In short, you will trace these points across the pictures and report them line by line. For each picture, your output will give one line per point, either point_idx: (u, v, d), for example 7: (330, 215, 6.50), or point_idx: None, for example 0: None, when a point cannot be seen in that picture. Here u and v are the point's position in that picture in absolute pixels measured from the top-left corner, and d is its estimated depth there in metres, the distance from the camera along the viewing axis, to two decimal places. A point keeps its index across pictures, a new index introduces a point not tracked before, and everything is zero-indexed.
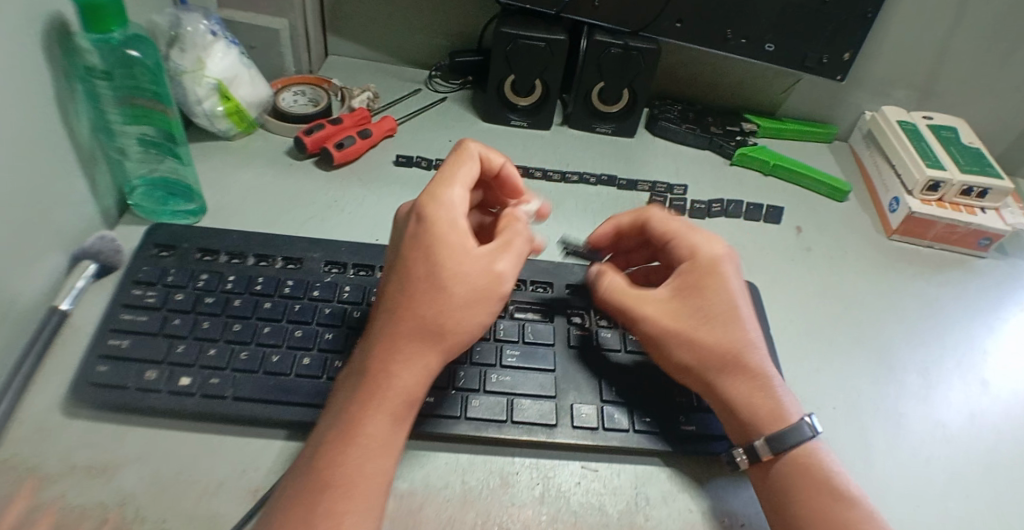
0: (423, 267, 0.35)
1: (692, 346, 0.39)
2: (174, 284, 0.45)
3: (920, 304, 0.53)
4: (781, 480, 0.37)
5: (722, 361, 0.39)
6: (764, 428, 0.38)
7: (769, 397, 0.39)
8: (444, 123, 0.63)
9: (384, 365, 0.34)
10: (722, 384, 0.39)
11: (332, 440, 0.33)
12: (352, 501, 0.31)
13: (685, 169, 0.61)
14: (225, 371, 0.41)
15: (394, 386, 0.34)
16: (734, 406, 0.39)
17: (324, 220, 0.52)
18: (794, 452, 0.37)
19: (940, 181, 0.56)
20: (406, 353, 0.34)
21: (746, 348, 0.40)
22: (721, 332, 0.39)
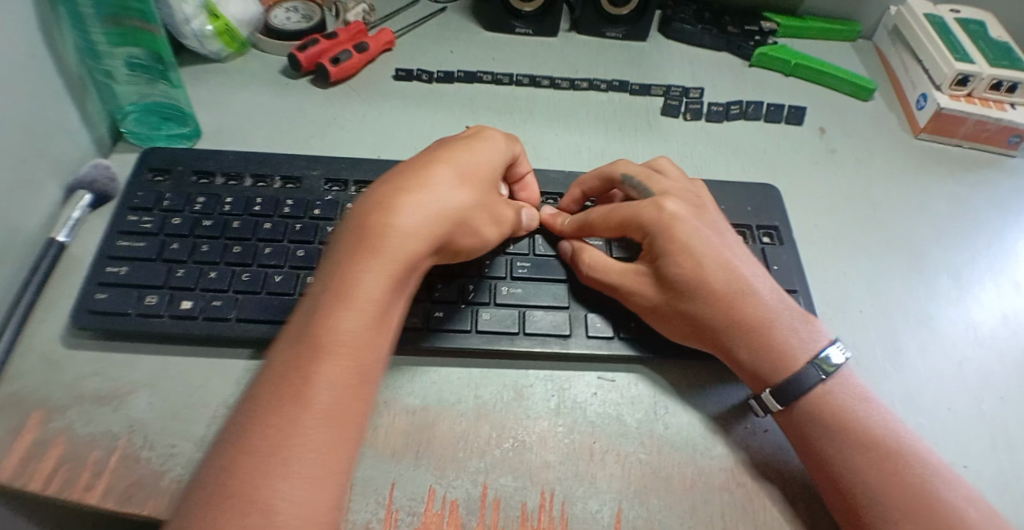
0: (458, 166, 0.37)
1: (683, 310, 0.38)
2: (170, 208, 0.43)
3: (951, 205, 0.51)
4: (807, 419, 0.35)
5: (717, 321, 0.37)
6: (774, 379, 0.36)
7: (780, 350, 0.36)
8: (446, 34, 0.59)
9: (423, 208, 0.34)
10: (724, 339, 0.37)
11: (351, 275, 0.31)
12: (369, 333, 0.31)
13: (702, 73, 0.58)
14: (227, 293, 0.40)
15: (404, 253, 0.33)
16: (740, 362, 0.37)
17: (325, 138, 0.50)
18: (808, 397, 0.35)
19: (970, 74, 0.52)
20: (420, 221, 0.34)
21: (742, 304, 0.37)
22: (711, 297, 0.37)
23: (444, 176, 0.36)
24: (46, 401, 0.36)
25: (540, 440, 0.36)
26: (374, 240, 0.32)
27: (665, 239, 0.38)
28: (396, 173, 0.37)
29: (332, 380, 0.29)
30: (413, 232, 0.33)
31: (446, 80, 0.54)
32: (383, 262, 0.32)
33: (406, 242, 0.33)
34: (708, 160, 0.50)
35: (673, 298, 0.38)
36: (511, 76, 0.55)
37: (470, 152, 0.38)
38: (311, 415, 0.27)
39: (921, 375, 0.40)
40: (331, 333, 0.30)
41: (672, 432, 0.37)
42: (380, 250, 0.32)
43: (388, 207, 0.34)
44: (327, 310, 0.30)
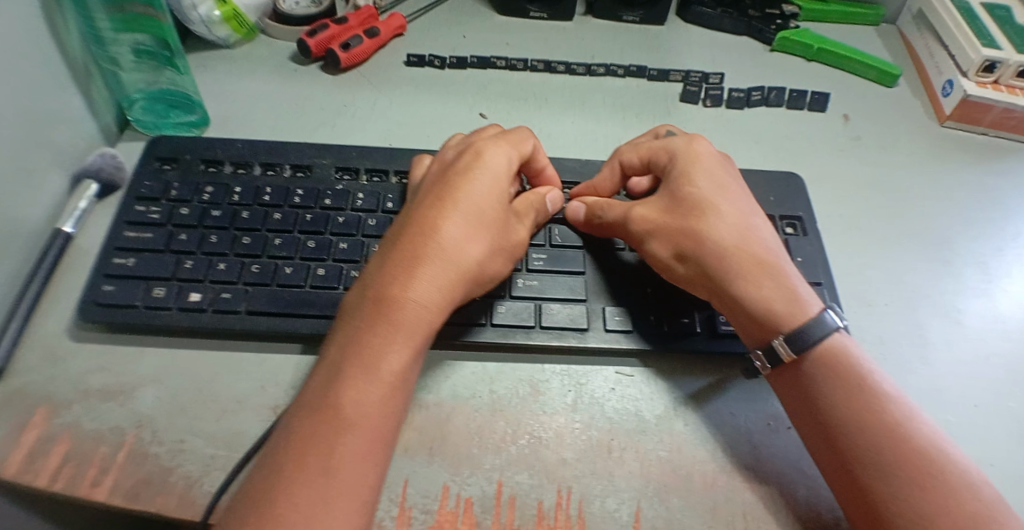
0: (471, 207, 0.36)
1: (688, 244, 0.37)
2: (178, 198, 0.42)
3: (980, 195, 0.49)
4: (811, 381, 0.34)
5: (724, 256, 0.36)
6: (785, 322, 0.35)
7: (787, 296, 0.35)
8: (458, 19, 0.57)
9: (436, 270, 0.33)
10: (724, 277, 0.36)
11: (367, 346, 0.31)
12: (413, 357, 0.32)
13: (722, 58, 0.56)
14: (236, 285, 0.39)
15: (419, 318, 0.32)
16: (744, 307, 0.36)
17: (335, 126, 0.49)
18: (818, 349, 0.34)
19: (997, 61, 0.50)
20: (432, 283, 0.33)
21: (748, 245, 0.37)
22: (719, 232, 0.37)
23: (477, 192, 0.36)
24: (55, 395, 0.36)
25: (556, 437, 0.35)
26: (388, 309, 0.32)
27: (690, 164, 0.39)
28: (425, 190, 0.37)
29: (380, 402, 0.30)
30: (452, 252, 0.34)
31: (458, 66, 0.53)
32: (427, 287, 0.33)
33: (420, 309, 0.33)
34: (728, 148, 0.48)
35: (682, 227, 0.37)
36: (525, 61, 0.53)
37: (484, 182, 0.36)
38: (362, 438, 0.29)
39: (949, 371, 0.39)
40: (377, 357, 0.31)
41: (692, 430, 0.36)
42: (423, 273, 0.33)
43: (406, 275, 0.33)
44: (373, 331, 0.32)
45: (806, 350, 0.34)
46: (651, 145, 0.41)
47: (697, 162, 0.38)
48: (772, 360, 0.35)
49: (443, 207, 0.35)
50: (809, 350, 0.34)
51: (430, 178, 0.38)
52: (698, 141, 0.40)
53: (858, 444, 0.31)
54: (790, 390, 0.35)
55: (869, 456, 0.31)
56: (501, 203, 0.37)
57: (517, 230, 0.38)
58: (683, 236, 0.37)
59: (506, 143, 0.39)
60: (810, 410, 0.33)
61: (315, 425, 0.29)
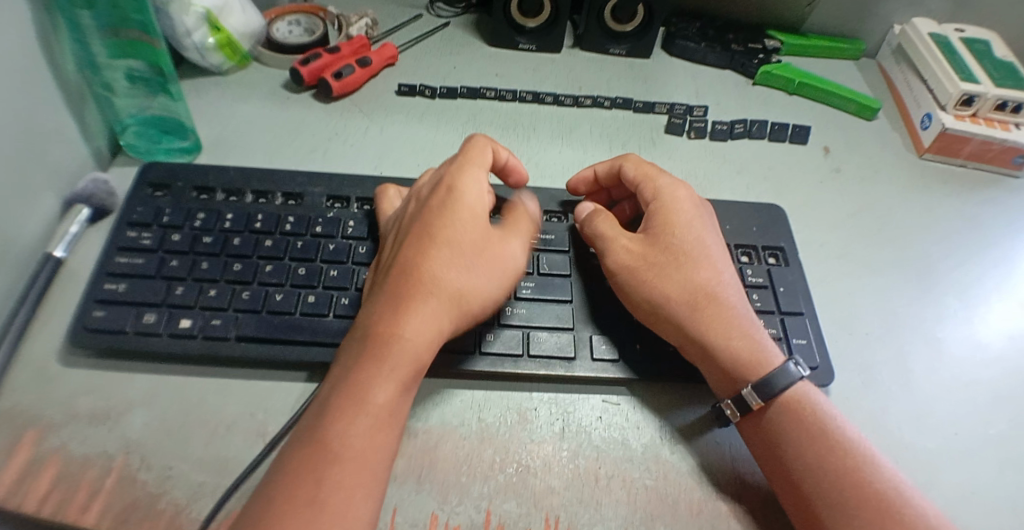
0: (450, 241, 0.36)
1: (668, 285, 0.38)
2: (170, 224, 0.43)
3: (957, 224, 0.50)
4: (778, 426, 0.35)
5: (694, 302, 0.38)
6: (750, 373, 0.36)
7: (751, 345, 0.37)
8: (450, 48, 0.55)
9: (423, 306, 0.34)
10: (694, 326, 0.37)
11: (356, 382, 0.32)
12: (401, 389, 0.32)
13: (707, 90, 0.55)
14: (226, 311, 0.39)
15: (404, 349, 0.33)
16: (712, 354, 0.37)
17: (327, 153, 0.48)
18: (783, 397, 0.35)
19: (975, 94, 0.51)
20: (419, 318, 0.34)
21: (715, 291, 0.38)
22: (688, 275, 0.39)
23: (459, 226, 0.37)
24: (41, 419, 0.36)
25: (544, 465, 0.36)
26: (378, 345, 0.33)
27: (670, 208, 0.41)
28: (404, 228, 0.38)
29: (368, 436, 0.30)
30: (441, 286, 0.35)
31: (449, 96, 0.52)
32: (416, 321, 0.34)
33: (409, 342, 0.33)
34: (713, 179, 0.49)
35: (666, 262, 0.39)
36: (516, 92, 0.53)
37: (462, 217, 0.37)
38: (349, 470, 0.29)
39: (927, 394, 0.40)
40: (365, 395, 0.31)
41: (677, 458, 0.37)
42: (412, 310, 0.34)
43: (396, 314, 0.34)
44: (362, 367, 0.32)
45: (772, 398, 0.35)
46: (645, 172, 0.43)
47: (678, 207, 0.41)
48: (740, 406, 0.36)
49: (425, 243, 0.36)
50: (775, 397, 0.35)
51: (408, 216, 0.39)
52: (681, 183, 0.43)
53: (822, 482, 0.32)
54: (754, 433, 0.35)
55: (827, 501, 0.32)
56: (482, 232, 0.37)
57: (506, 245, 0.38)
58: (659, 273, 0.39)
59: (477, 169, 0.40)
60: (777, 456, 0.34)
61: (309, 469, 0.29)
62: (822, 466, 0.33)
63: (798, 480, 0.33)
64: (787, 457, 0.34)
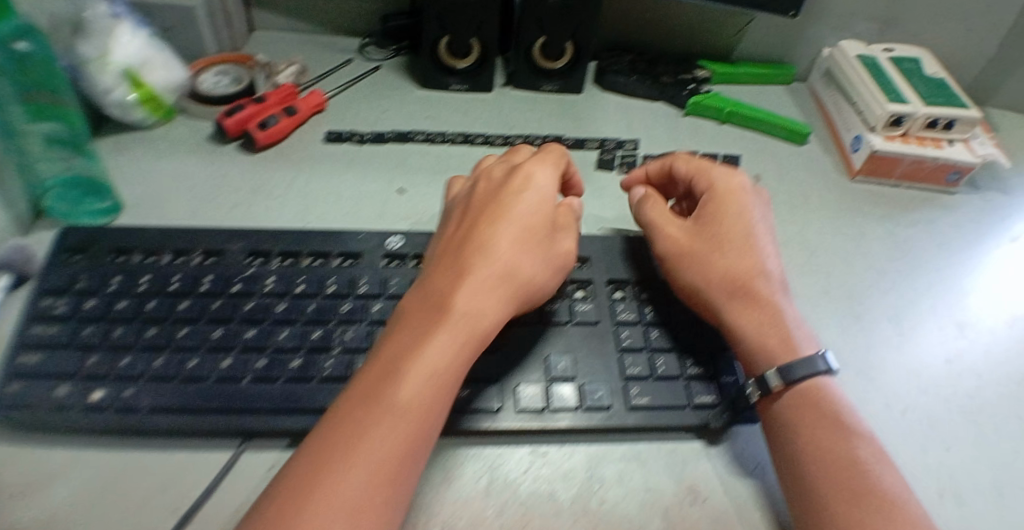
0: (484, 252, 0.35)
1: (706, 273, 0.40)
2: (85, 290, 0.41)
3: (890, 246, 0.51)
4: (792, 411, 0.35)
5: (728, 289, 0.39)
6: (780, 356, 0.37)
7: (781, 333, 0.38)
8: (380, 92, 0.56)
9: (455, 326, 0.32)
10: (721, 310, 0.39)
11: (377, 402, 0.29)
12: (427, 414, 0.30)
13: (638, 122, 0.56)
14: (139, 380, 0.38)
15: (432, 369, 0.31)
16: (742, 337, 0.38)
17: (251, 207, 0.47)
18: (804, 382, 0.36)
19: (904, 115, 0.51)
20: (447, 337, 0.32)
21: (755, 277, 0.40)
22: (730, 259, 0.40)
23: (499, 240, 0.36)
24: None
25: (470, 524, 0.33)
26: (405, 362, 0.30)
27: (722, 198, 0.43)
28: (459, 234, 0.37)
29: (379, 462, 0.28)
30: (473, 306, 0.33)
31: (378, 140, 0.52)
32: (445, 340, 0.32)
33: (437, 364, 0.31)
34: None
35: (705, 250, 0.41)
36: (445, 134, 0.53)
37: (512, 229, 0.37)
38: (332, 503, 0.26)
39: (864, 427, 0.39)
40: (388, 416, 0.29)
41: (608, 508, 0.35)
42: (442, 329, 0.32)
43: (427, 332, 0.32)
44: (386, 387, 0.30)
45: (792, 383, 0.36)
46: (699, 165, 0.45)
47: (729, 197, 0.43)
48: (762, 386, 0.36)
49: (465, 263, 0.35)
50: (797, 381, 0.36)
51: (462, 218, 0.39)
52: (736, 173, 0.44)
53: (818, 470, 0.32)
54: (770, 415, 0.36)
55: (818, 478, 0.32)
56: (518, 245, 0.36)
57: (529, 264, 0.36)
58: (701, 257, 0.40)
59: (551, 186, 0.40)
60: (788, 439, 0.35)
61: (291, 501, 0.26)
62: (825, 450, 0.33)
63: (802, 464, 0.33)
64: (797, 434, 0.34)
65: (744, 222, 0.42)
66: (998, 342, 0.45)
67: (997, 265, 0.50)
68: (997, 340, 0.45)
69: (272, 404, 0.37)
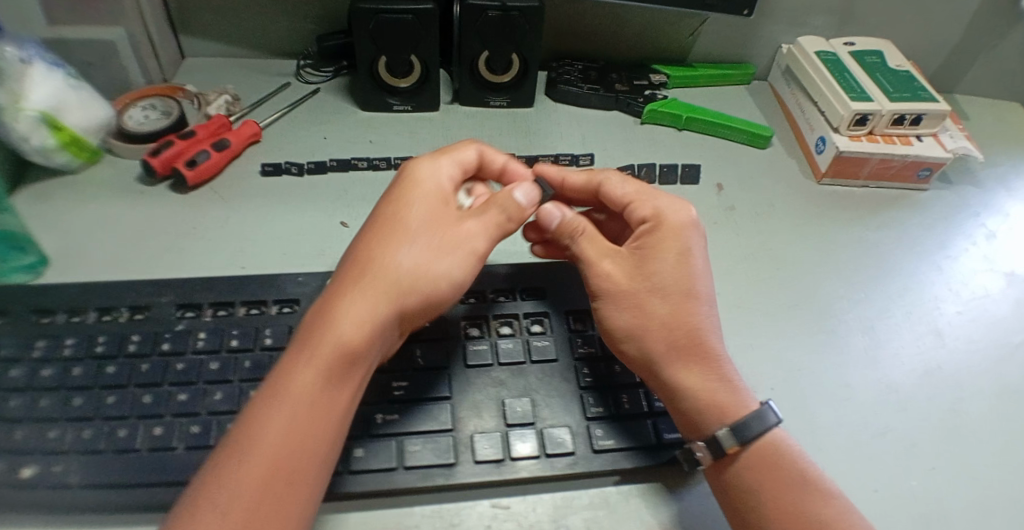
0: (398, 224, 0.34)
1: (640, 325, 0.36)
2: (7, 358, 0.37)
3: (861, 250, 0.49)
4: (749, 473, 0.32)
5: (666, 343, 0.36)
6: (720, 417, 0.34)
7: (729, 388, 0.35)
8: (319, 119, 0.53)
9: (358, 301, 0.31)
10: (660, 369, 0.35)
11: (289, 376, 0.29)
12: (327, 384, 0.30)
13: (594, 134, 0.53)
14: (68, 454, 0.34)
15: (333, 344, 0.30)
16: (679, 397, 0.35)
17: (183, 253, 0.44)
18: (758, 442, 0.33)
19: (869, 113, 0.49)
20: (350, 313, 0.31)
21: (699, 331, 0.36)
22: (669, 310, 0.36)
23: (415, 211, 0.35)
24: None
25: None
26: (312, 340, 0.30)
27: (663, 235, 0.38)
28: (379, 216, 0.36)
29: (288, 434, 0.28)
30: (383, 276, 0.32)
31: (317, 171, 0.49)
32: (346, 315, 0.31)
33: (340, 339, 0.30)
34: None
35: (640, 298, 0.37)
36: (389, 160, 0.50)
37: (422, 201, 0.35)
38: (247, 479, 0.27)
39: (838, 452, 0.37)
40: (291, 390, 0.29)
41: None
42: (348, 303, 0.31)
43: (330, 310, 0.31)
44: (293, 365, 0.30)
45: (747, 444, 0.33)
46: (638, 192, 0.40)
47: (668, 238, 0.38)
48: (714, 449, 0.33)
49: (379, 236, 0.34)
50: (750, 442, 0.33)
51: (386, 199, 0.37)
52: (683, 204, 0.40)
53: None
54: (725, 480, 0.33)
55: None
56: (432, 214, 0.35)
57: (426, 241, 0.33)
58: (636, 306, 0.37)
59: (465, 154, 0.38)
60: (746, 507, 0.32)
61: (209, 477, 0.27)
62: (786, 514, 0.31)
63: None
64: (757, 499, 0.32)
65: (691, 262, 0.38)
66: (977, 347, 0.43)
67: (971, 263, 0.49)
68: (976, 346, 0.43)
69: None
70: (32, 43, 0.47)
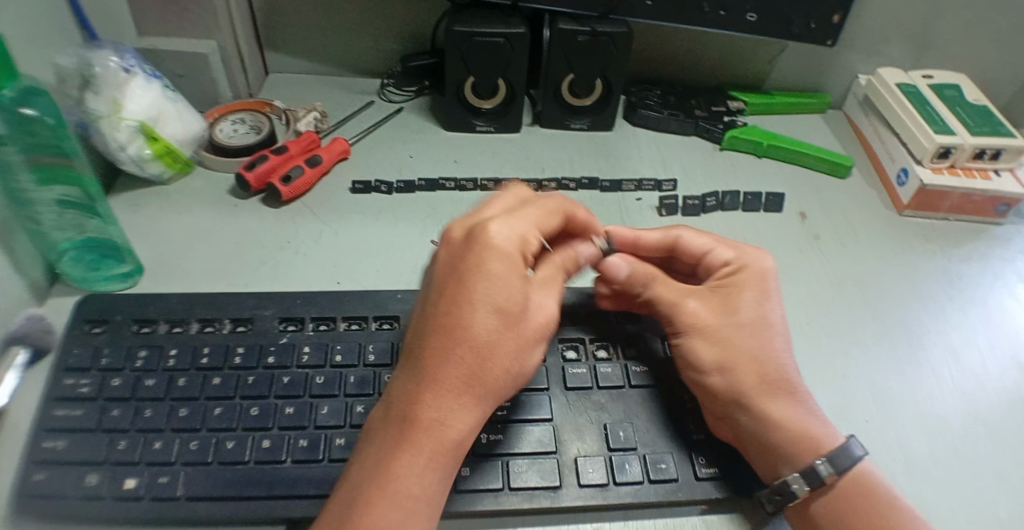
0: (484, 301, 0.29)
1: (728, 353, 0.35)
2: (109, 367, 0.37)
3: (941, 281, 0.48)
4: (849, 502, 0.31)
5: (751, 375, 0.34)
6: (814, 447, 0.33)
7: (818, 420, 0.34)
8: (406, 135, 0.55)
9: (458, 387, 0.29)
10: (751, 400, 0.34)
11: (392, 467, 0.28)
12: (432, 476, 0.28)
13: (673, 159, 0.54)
14: (174, 466, 0.34)
15: (441, 435, 0.28)
16: (768, 429, 0.33)
17: (278, 265, 0.45)
18: (852, 472, 0.32)
19: (952, 146, 0.49)
20: (451, 400, 0.29)
21: (782, 367, 0.35)
22: (755, 342, 0.35)
23: (498, 285, 0.29)
24: None
25: None
26: (415, 430, 0.28)
27: (743, 278, 0.38)
28: (447, 282, 0.30)
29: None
30: (486, 359, 0.29)
31: (407, 190, 0.50)
32: (446, 405, 0.29)
33: (447, 430, 0.29)
34: None
35: (729, 327, 0.36)
36: (476, 180, 0.51)
37: (504, 274, 0.30)
38: None
39: (941, 485, 0.35)
40: (396, 485, 0.27)
41: None
42: (447, 393, 0.29)
43: (426, 397, 0.29)
44: (395, 455, 0.28)
45: (842, 473, 0.32)
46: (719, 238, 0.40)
47: (749, 280, 0.38)
48: (812, 479, 0.32)
49: (464, 313, 0.29)
50: (846, 471, 0.32)
51: (442, 268, 0.31)
52: (763, 253, 0.40)
53: None
54: (822, 513, 0.31)
55: None
56: (522, 292, 0.30)
57: (530, 316, 0.31)
58: (721, 336, 0.35)
59: (533, 207, 0.34)
60: None
61: None
62: None
63: None
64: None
65: (774, 305, 0.37)
66: None
67: None
68: None
69: (319, 490, 0.33)
70: (130, 50, 0.48)
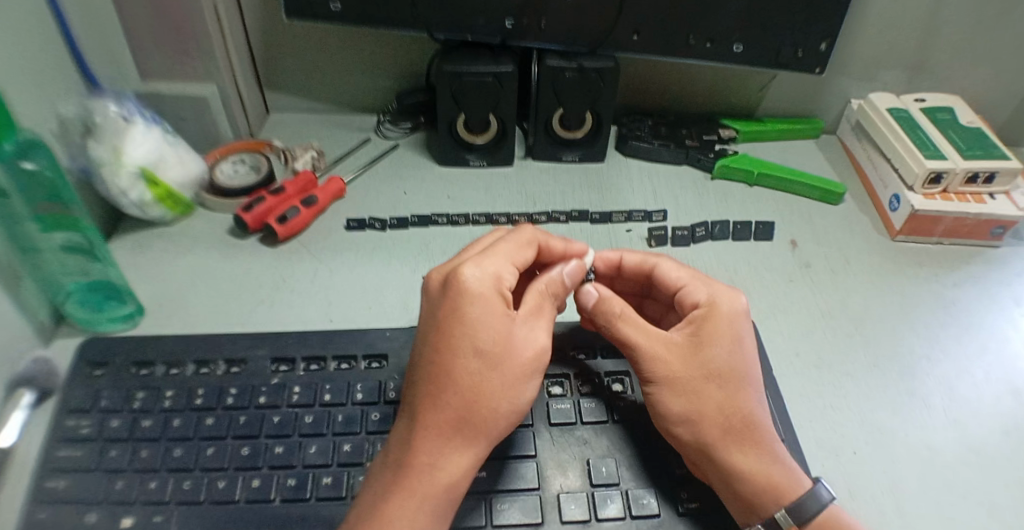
0: (466, 342, 0.30)
1: (694, 404, 0.34)
2: (108, 409, 0.38)
3: (935, 306, 0.48)
4: None
5: (716, 426, 0.33)
6: (778, 495, 0.32)
7: (783, 467, 0.33)
8: (401, 171, 0.57)
9: (448, 429, 0.29)
10: (715, 451, 0.33)
11: (386, 514, 0.28)
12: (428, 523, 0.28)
13: (664, 189, 0.55)
14: (169, 506, 0.34)
15: (434, 480, 0.29)
16: (733, 478, 0.32)
17: (274, 303, 0.46)
18: (816, 522, 0.31)
19: (943, 171, 0.49)
20: (444, 443, 0.29)
21: (751, 416, 0.34)
22: (723, 391, 0.34)
23: (477, 326, 0.30)
24: None
25: None
26: (409, 474, 0.29)
27: (714, 323, 0.36)
28: (433, 328, 0.32)
29: None
30: (474, 401, 0.30)
31: (400, 226, 0.51)
32: (438, 448, 0.29)
33: (440, 473, 0.29)
34: None
35: (697, 378, 0.34)
36: (468, 215, 0.52)
37: (484, 315, 0.31)
38: None
39: (926, 518, 0.35)
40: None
41: None
42: (437, 436, 0.29)
43: (418, 442, 0.29)
44: (390, 501, 0.28)
45: (804, 523, 0.31)
46: (693, 276, 0.39)
47: (720, 325, 0.36)
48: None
49: (447, 357, 0.30)
50: (807, 522, 0.31)
51: (428, 316, 0.33)
52: (736, 292, 0.38)
53: None
54: None
55: None
56: (502, 330, 0.31)
57: (517, 355, 0.31)
58: (687, 386, 0.34)
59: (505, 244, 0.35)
60: None
61: None
62: None
63: None
64: None
65: (747, 350, 0.36)
66: None
67: None
68: None
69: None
70: (131, 98, 0.51)
